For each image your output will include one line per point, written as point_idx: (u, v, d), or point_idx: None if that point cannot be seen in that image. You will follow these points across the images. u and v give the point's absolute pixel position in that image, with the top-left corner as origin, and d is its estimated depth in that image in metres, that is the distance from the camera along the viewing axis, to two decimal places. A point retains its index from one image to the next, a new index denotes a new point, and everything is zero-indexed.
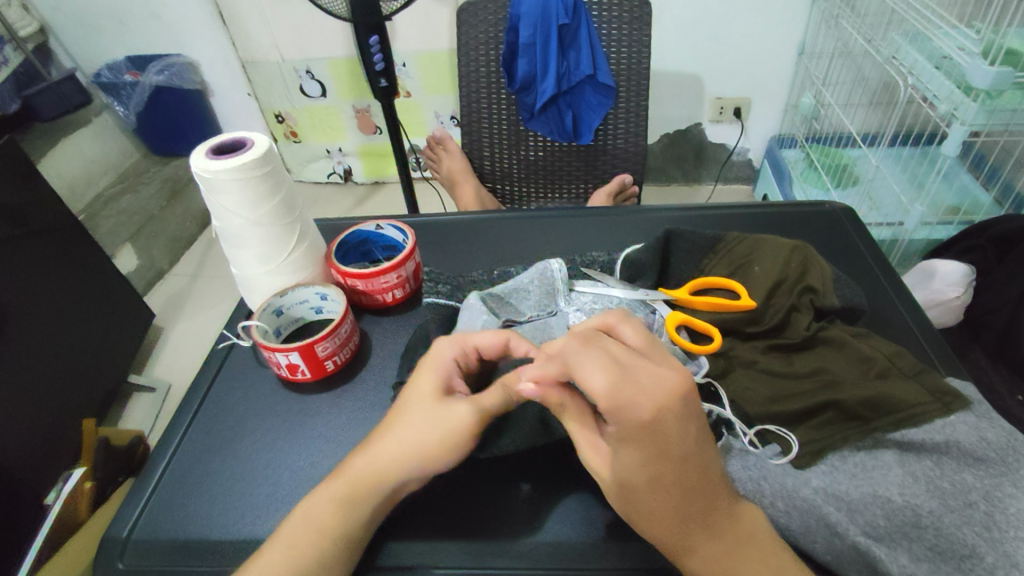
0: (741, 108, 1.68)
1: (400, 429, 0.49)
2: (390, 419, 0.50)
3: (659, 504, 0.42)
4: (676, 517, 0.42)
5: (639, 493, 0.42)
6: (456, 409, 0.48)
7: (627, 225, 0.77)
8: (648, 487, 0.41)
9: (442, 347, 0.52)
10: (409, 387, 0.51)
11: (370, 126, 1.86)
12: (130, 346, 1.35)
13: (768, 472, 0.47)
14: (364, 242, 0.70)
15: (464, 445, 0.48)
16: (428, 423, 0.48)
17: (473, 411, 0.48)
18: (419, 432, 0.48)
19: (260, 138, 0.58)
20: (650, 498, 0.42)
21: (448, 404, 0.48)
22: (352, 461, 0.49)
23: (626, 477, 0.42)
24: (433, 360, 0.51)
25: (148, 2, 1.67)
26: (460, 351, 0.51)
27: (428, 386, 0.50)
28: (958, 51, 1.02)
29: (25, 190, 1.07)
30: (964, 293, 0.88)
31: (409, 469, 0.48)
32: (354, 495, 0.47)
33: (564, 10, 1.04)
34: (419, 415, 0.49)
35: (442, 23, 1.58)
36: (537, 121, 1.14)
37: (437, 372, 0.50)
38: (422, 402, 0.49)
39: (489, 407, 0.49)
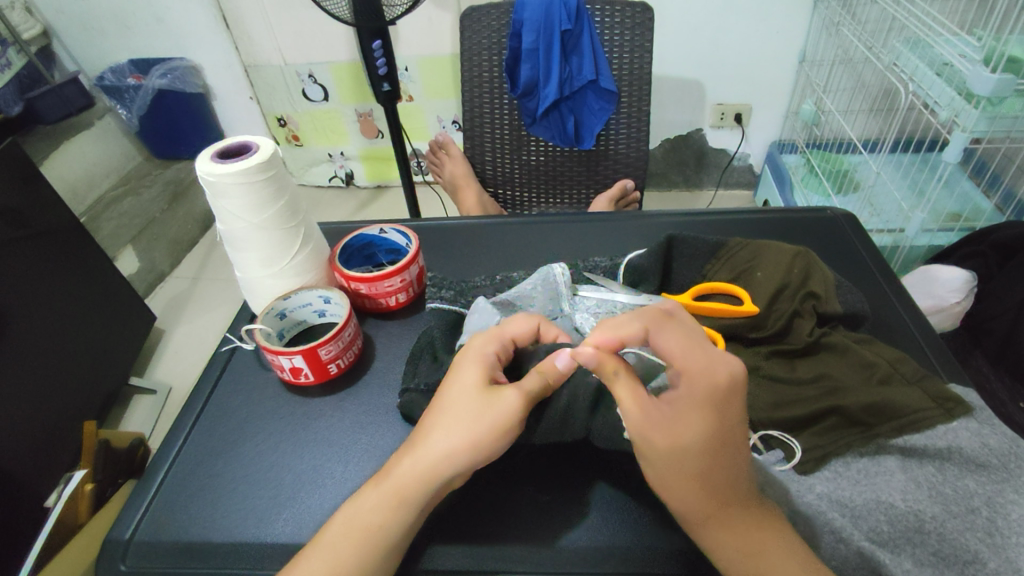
0: (742, 114, 1.68)
1: (447, 423, 0.47)
2: (433, 415, 0.48)
3: (695, 474, 0.43)
4: (705, 492, 0.43)
5: (682, 462, 0.43)
6: (504, 397, 0.47)
7: (630, 230, 0.77)
8: (691, 454, 0.43)
9: (480, 341, 0.51)
10: (449, 382, 0.49)
11: (372, 130, 1.86)
12: (131, 349, 1.35)
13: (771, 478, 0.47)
14: (367, 246, 0.70)
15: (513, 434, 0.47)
16: (478, 415, 0.47)
17: (522, 397, 0.47)
18: (470, 425, 0.46)
19: (265, 142, 0.58)
20: (690, 467, 0.43)
21: (496, 393, 0.47)
22: (400, 463, 0.47)
23: (674, 445, 0.43)
24: (472, 353, 0.50)
25: (152, 6, 1.68)
26: (499, 344, 0.52)
27: (472, 378, 0.49)
28: (959, 58, 1.03)
29: (26, 192, 1.07)
30: (965, 299, 0.89)
31: (457, 468, 0.46)
32: (402, 498, 0.46)
33: (567, 16, 1.05)
34: (466, 405, 0.47)
35: (444, 28, 1.59)
36: (539, 126, 1.15)
37: (481, 362, 0.50)
38: (468, 395, 0.48)
39: (535, 395, 0.48)
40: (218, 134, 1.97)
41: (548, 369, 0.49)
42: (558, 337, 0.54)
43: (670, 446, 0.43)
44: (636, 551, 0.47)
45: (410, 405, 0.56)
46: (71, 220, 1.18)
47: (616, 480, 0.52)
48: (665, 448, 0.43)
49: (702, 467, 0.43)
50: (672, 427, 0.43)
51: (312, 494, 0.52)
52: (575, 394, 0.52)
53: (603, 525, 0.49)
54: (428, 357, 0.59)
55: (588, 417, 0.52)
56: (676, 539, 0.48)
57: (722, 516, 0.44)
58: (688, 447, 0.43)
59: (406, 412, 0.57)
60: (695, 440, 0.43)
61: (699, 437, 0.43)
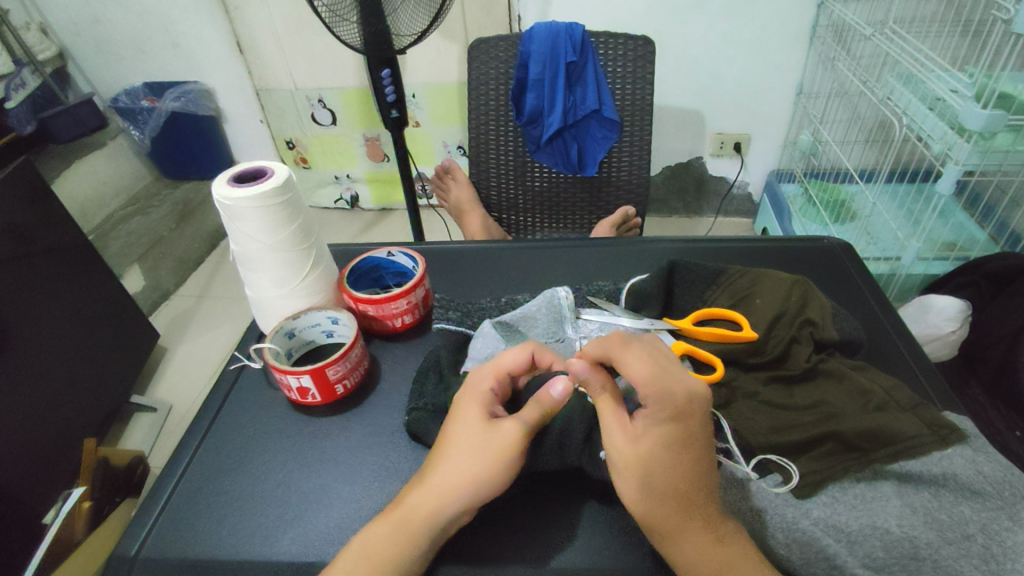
0: (741, 143, 1.72)
1: (453, 458, 0.49)
2: (440, 450, 0.51)
3: (654, 483, 0.45)
4: (666, 503, 0.45)
5: (641, 471, 0.46)
6: (500, 430, 0.49)
7: (632, 255, 0.79)
8: (645, 461, 0.46)
9: (477, 378, 0.54)
10: (452, 421, 0.52)
11: (379, 154, 1.90)
12: (133, 367, 1.36)
13: (767, 504, 0.48)
14: (375, 268, 0.72)
15: (515, 463, 0.49)
16: (479, 449, 0.49)
17: (522, 428, 0.49)
18: (471, 457, 0.49)
19: (280, 167, 0.60)
20: (651, 476, 0.46)
21: (494, 427, 0.49)
22: (409, 496, 0.49)
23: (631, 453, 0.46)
24: (472, 390, 0.53)
25: (168, 31, 1.73)
26: (496, 379, 0.53)
27: (472, 415, 0.51)
28: (951, 93, 1.06)
29: (36, 211, 1.09)
30: (960, 328, 0.90)
31: (464, 498, 0.48)
32: (411, 528, 0.47)
33: (572, 48, 1.10)
34: (467, 439, 0.49)
35: (452, 58, 1.63)
36: (542, 153, 1.19)
37: (477, 401, 0.52)
38: (469, 431, 0.50)
39: (533, 425, 0.50)
40: (227, 156, 2.01)
41: (545, 399, 0.50)
42: (553, 362, 0.55)
43: (625, 453, 0.46)
44: (637, 574, 0.48)
45: (416, 425, 0.57)
46: (78, 237, 1.20)
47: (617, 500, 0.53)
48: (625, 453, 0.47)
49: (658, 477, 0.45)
50: (627, 437, 0.47)
51: (318, 514, 0.53)
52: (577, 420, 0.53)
53: (604, 548, 0.50)
54: (432, 376, 0.60)
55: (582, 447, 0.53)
56: None
57: (690, 531, 0.45)
58: (641, 456, 0.46)
59: (413, 433, 0.57)
60: (645, 449, 0.46)
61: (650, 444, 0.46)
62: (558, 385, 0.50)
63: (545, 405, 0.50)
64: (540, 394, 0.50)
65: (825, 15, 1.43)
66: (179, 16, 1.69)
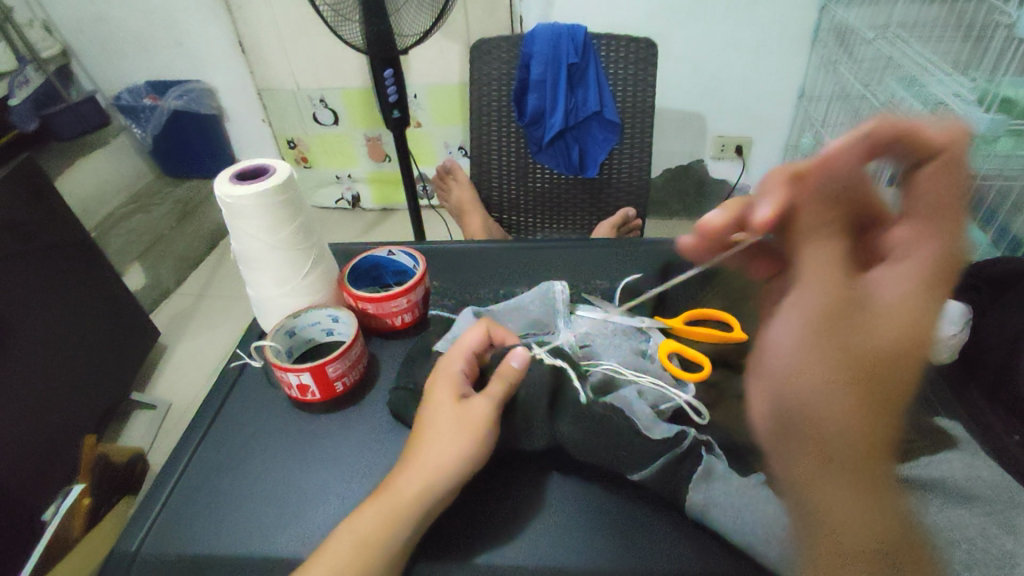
0: (743, 146, 1.72)
1: (433, 440, 0.50)
2: (418, 435, 0.52)
3: (856, 341, 0.39)
4: (849, 381, 0.38)
5: (843, 318, 0.40)
6: (474, 407, 0.51)
7: (632, 255, 0.79)
8: (845, 313, 0.40)
9: (447, 362, 0.55)
10: (426, 405, 0.53)
11: (380, 153, 1.90)
12: (132, 365, 1.36)
13: (750, 501, 0.47)
14: (375, 267, 0.72)
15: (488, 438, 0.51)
16: (457, 427, 0.51)
17: (493, 403, 0.52)
18: (451, 436, 0.50)
19: (282, 165, 0.61)
20: (843, 328, 0.40)
21: (468, 405, 0.52)
22: (399, 479, 0.49)
23: (845, 295, 0.41)
24: (442, 374, 0.54)
25: (171, 30, 1.73)
26: (465, 360, 0.55)
27: (446, 397, 0.53)
28: (952, 97, 1.06)
29: (36, 208, 1.09)
30: (960, 330, 0.87)
31: (446, 478, 0.49)
32: (398, 512, 0.47)
33: (574, 50, 1.10)
34: (446, 420, 0.51)
35: (453, 59, 1.63)
36: (544, 154, 1.20)
37: (450, 382, 0.54)
38: (445, 411, 0.52)
39: (500, 400, 0.53)
40: (229, 155, 2.01)
41: (506, 370, 0.53)
42: (507, 338, 0.58)
43: (842, 294, 0.41)
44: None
45: (400, 405, 0.59)
46: (79, 234, 1.20)
47: (597, 488, 0.53)
48: (831, 295, 0.41)
49: (863, 336, 0.39)
50: (842, 274, 0.42)
51: (316, 511, 0.53)
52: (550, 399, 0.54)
53: (604, 549, 0.49)
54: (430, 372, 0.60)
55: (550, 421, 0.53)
56: (661, 555, 0.48)
57: (844, 417, 0.37)
58: (853, 306, 0.40)
59: (396, 412, 0.59)
60: (871, 305, 0.40)
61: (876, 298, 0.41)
62: (517, 356, 0.54)
63: (509, 377, 0.53)
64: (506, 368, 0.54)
65: (828, 18, 1.44)
66: (182, 14, 1.69)
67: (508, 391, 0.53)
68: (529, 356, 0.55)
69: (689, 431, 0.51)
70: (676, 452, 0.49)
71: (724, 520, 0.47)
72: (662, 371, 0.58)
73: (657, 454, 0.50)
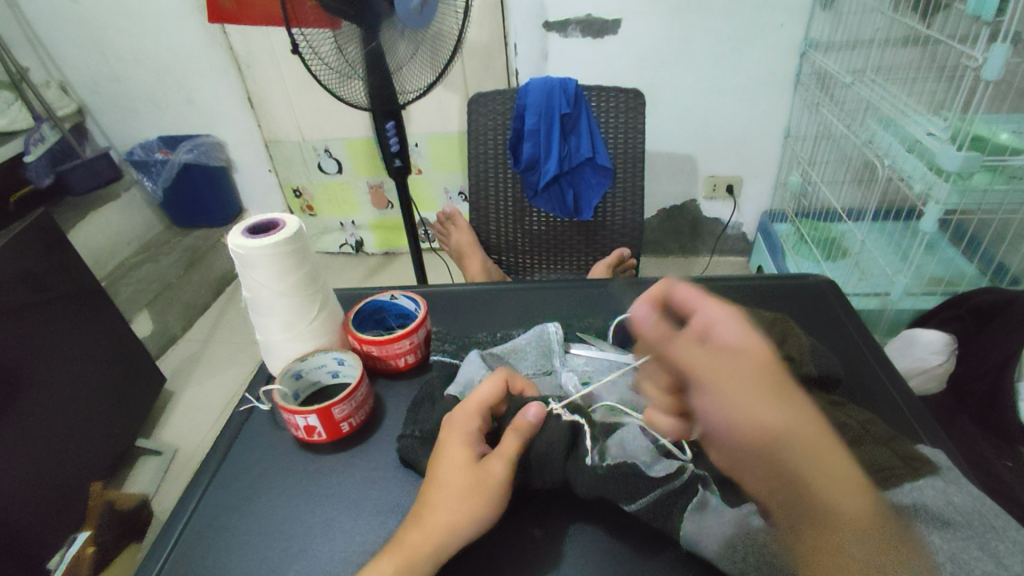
0: (734, 185, 1.77)
1: (447, 500, 0.52)
2: (431, 491, 0.53)
3: (771, 391, 0.37)
4: (807, 427, 0.36)
5: (747, 361, 0.38)
6: (490, 469, 0.52)
7: (624, 294, 0.82)
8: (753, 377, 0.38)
9: (462, 418, 0.56)
10: (440, 462, 0.54)
11: (383, 200, 1.97)
12: (140, 411, 1.38)
13: (741, 532, 0.48)
14: (378, 310, 0.75)
15: (504, 495, 0.53)
16: (472, 489, 0.52)
17: (509, 462, 0.53)
18: (465, 497, 0.52)
19: (292, 218, 0.65)
20: (768, 375, 0.38)
21: (483, 467, 0.53)
22: (415, 535, 0.50)
23: (741, 344, 0.39)
24: (456, 431, 0.55)
25: (184, 89, 1.83)
26: (480, 416, 0.56)
27: (460, 456, 0.54)
28: (928, 136, 1.10)
29: (50, 259, 1.13)
30: (946, 360, 0.93)
31: (461, 536, 0.51)
32: (411, 568, 0.49)
33: (565, 101, 1.16)
34: (460, 480, 0.52)
35: (453, 110, 1.71)
36: (540, 199, 1.23)
37: (464, 440, 0.55)
38: (459, 471, 0.53)
39: (515, 456, 0.54)
40: (236, 205, 2.08)
41: (523, 424, 0.54)
42: (525, 388, 0.60)
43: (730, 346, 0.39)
44: None
45: (407, 452, 0.60)
46: (89, 282, 1.24)
47: (594, 522, 0.55)
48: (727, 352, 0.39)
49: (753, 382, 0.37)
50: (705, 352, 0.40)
51: (324, 548, 0.54)
52: (565, 442, 0.54)
53: None
54: (430, 409, 0.62)
55: (564, 461, 0.54)
56: None
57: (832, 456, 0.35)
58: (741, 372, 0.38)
59: (405, 458, 0.60)
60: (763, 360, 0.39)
61: (752, 358, 0.38)
62: (533, 409, 0.54)
63: (525, 432, 0.54)
64: (521, 422, 0.54)
65: (808, 63, 1.51)
66: (196, 74, 1.79)
67: (522, 446, 0.54)
68: (544, 411, 0.55)
69: (690, 465, 0.52)
70: (675, 486, 0.51)
71: (717, 549, 0.48)
72: None
73: (649, 491, 0.51)
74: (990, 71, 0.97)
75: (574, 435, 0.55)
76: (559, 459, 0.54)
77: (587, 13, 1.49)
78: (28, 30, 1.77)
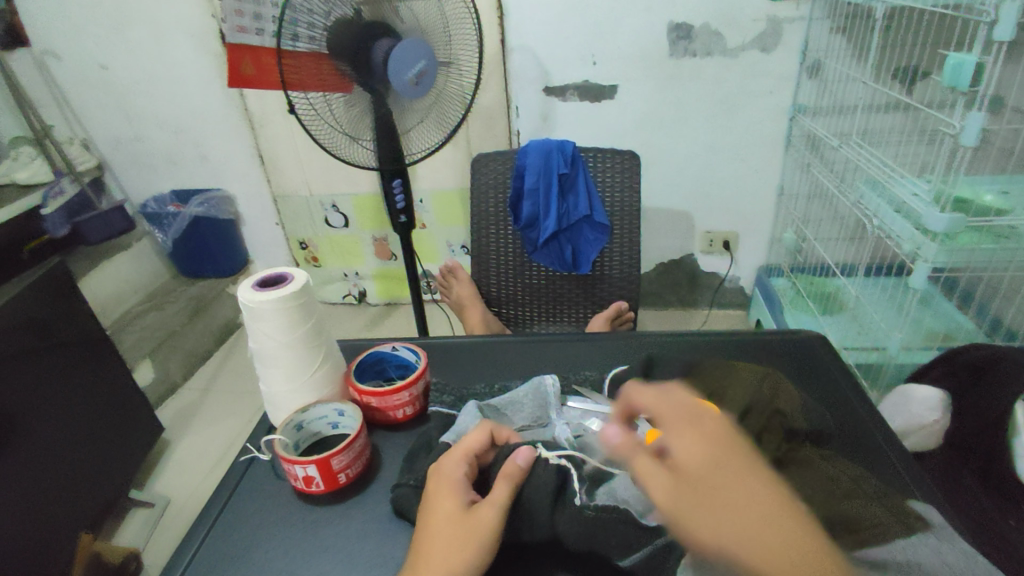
0: (730, 241, 1.82)
1: (439, 551, 0.52)
2: (423, 543, 0.53)
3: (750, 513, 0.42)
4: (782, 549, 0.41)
5: (706, 485, 0.44)
6: (481, 516, 0.53)
7: (618, 348, 0.84)
8: (720, 470, 0.44)
9: (449, 467, 0.57)
10: (431, 512, 0.55)
11: (387, 252, 2.02)
12: (133, 460, 1.37)
13: None
14: (379, 361, 0.77)
15: (495, 542, 0.53)
16: (463, 536, 0.53)
17: (499, 509, 0.54)
18: (457, 545, 0.52)
19: (299, 272, 0.68)
20: (722, 502, 0.42)
21: (474, 515, 0.53)
22: None
23: (697, 470, 0.44)
24: (445, 480, 0.56)
25: (199, 146, 1.91)
26: (467, 464, 0.57)
27: (450, 505, 0.54)
28: (912, 197, 1.15)
29: (58, 306, 1.16)
30: (942, 417, 0.93)
31: None
32: None
33: (564, 161, 1.21)
34: (450, 530, 0.53)
35: (456, 167, 1.78)
36: (540, 254, 1.27)
37: (454, 489, 0.55)
38: (450, 520, 0.54)
39: (506, 502, 0.54)
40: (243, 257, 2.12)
41: (512, 469, 0.55)
42: (510, 436, 0.61)
43: (688, 469, 0.44)
44: None
45: (401, 501, 0.60)
46: (92, 331, 1.26)
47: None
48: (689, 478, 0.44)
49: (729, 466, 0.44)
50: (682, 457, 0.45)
51: None
52: (553, 487, 0.55)
53: None
54: (427, 459, 0.63)
55: (552, 511, 0.55)
56: None
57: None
58: (710, 465, 0.44)
59: (401, 510, 0.60)
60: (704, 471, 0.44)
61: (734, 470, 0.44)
62: (523, 453, 0.56)
63: (513, 476, 0.55)
64: (508, 468, 0.55)
65: (798, 126, 1.59)
66: (211, 132, 1.87)
67: (513, 491, 0.55)
68: (533, 455, 0.57)
69: None
70: (661, 542, 0.51)
71: None
72: None
73: (640, 545, 0.51)
74: (968, 137, 1.01)
75: (561, 482, 0.56)
76: (546, 505, 0.55)
77: (585, 79, 1.58)
78: (55, 91, 1.87)
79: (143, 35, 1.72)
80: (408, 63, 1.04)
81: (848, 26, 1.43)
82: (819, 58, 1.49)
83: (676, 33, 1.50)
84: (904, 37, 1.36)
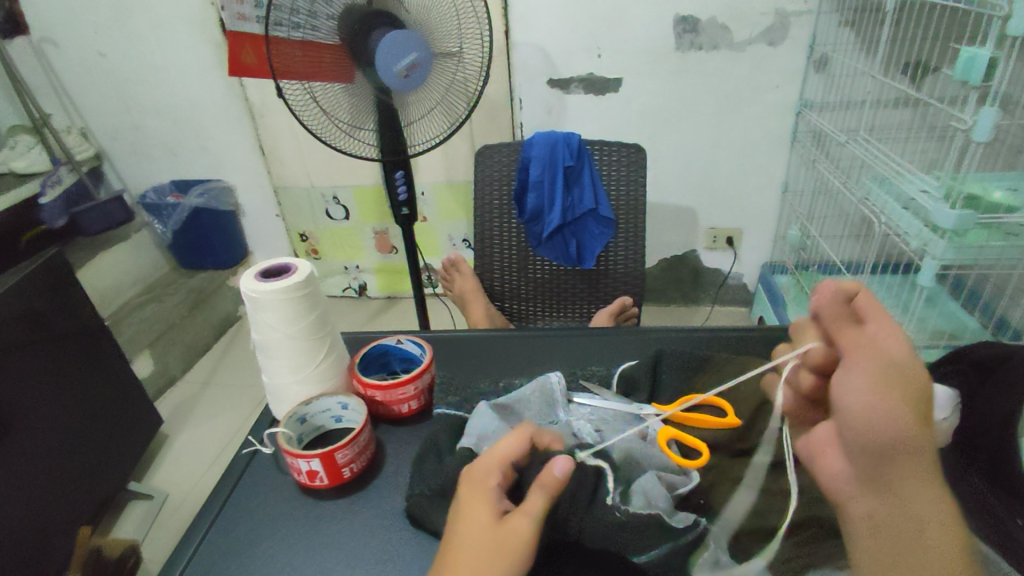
0: (733, 237, 1.81)
1: (466, 565, 0.48)
2: (449, 555, 0.49)
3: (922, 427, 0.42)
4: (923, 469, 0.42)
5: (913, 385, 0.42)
6: (514, 528, 0.49)
7: (624, 343, 0.82)
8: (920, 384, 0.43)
9: (483, 473, 0.53)
10: (461, 521, 0.51)
11: (388, 245, 2.01)
12: (132, 454, 1.36)
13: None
14: (384, 354, 0.76)
15: (529, 557, 0.49)
16: (494, 550, 0.48)
17: (533, 520, 0.50)
18: (487, 559, 0.48)
19: (303, 263, 0.67)
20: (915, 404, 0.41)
21: (507, 526, 0.49)
22: None
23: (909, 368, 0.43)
24: (477, 487, 0.52)
25: (199, 136, 1.89)
26: (502, 471, 0.53)
27: (482, 514, 0.50)
28: (921, 194, 1.13)
29: (54, 297, 1.14)
30: None
31: None
32: None
33: (569, 154, 1.20)
34: (481, 542, 0.49)
35: (459, 160, 1.77)
36: (544, 248, 1.25)
37: (488, 498, 0.51)
38: (481, 531, 0.49)
39: (540, 515, 0.50)
40: (243, 249, 2.11)
41: (548, 479, 0.50)
42: (551, 443, 0.57)
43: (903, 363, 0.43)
44: None
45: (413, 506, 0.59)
46: (89, 323, 1.24)
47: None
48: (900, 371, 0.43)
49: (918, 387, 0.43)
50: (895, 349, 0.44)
51: None
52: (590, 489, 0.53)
53: None
54: (432, 456, 0.62)
55: (585, 516, 0.53)
56: None
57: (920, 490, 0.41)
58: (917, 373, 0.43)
59: (411, 514, 0.59)
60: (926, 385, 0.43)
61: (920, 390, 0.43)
62: (561, 462, 0.51)
63: (550, 486, 0.51)
64: (545, 477, 0.51)
65: (804, 122, 1.57)
66: (210, 122, 1.85)
67: (548, 503, 0.51)
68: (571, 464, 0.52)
69: (701, 521, 0.51)
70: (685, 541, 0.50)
71: None
72: (664, 460, 0.57)
73: (657, 543, 0.51)
74: (980, 132, 0.99)
75: (594, 483, 0.54)
76: (582, 510, 0.53)
77: (589, 72, 1.57)
78: (53, 79, 1.84)
79: (143, 23, 1.70)
80: (396, 56, 1.02)
81: (857, 20, 1.42)
82: (826, 52, 1.47)
83: (683, 26, 1.48)
84: (913, 33, 1.35)
